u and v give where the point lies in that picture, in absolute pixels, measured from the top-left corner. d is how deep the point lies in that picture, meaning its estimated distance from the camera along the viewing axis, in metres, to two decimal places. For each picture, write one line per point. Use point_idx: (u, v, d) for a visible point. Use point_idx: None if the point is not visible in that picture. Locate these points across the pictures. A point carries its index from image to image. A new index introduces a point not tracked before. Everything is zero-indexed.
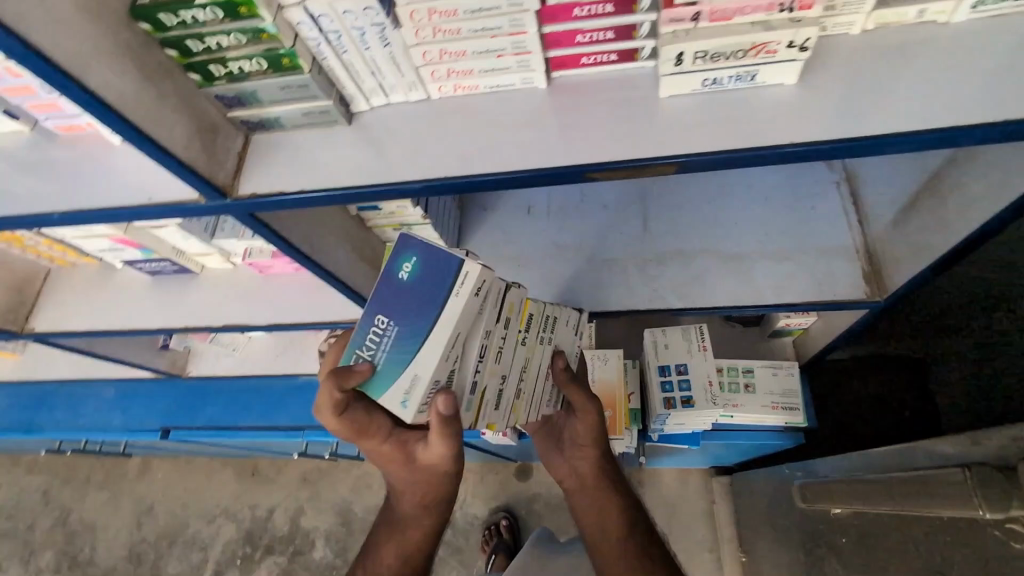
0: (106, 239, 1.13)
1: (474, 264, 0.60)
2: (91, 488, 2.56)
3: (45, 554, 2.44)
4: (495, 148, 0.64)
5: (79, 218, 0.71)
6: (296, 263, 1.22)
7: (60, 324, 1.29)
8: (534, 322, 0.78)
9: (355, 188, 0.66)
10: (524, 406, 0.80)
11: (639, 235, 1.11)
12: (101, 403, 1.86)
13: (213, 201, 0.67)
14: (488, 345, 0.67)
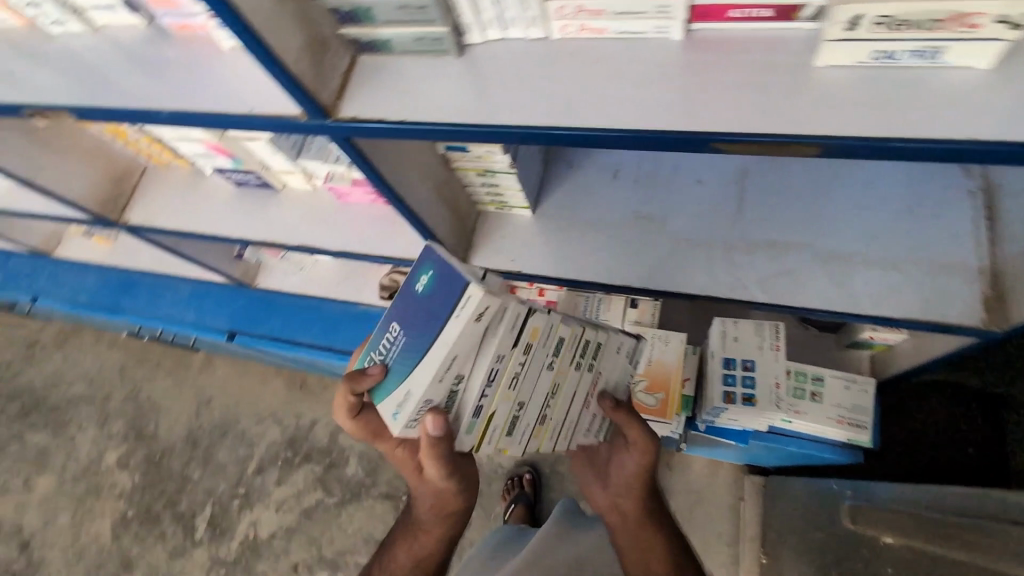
0: (201, 144, 1.16)
1: (478, 288, 0.58)
2: (159, 372, 2.78)
3: (117, 422, 2.71)
4: (612, 104, 0.59)
5: (184, 119, 0.72)
6: (373, 194, 1.22)
7: (151, 220, 1.37)
8: (565, 346, 0.76)
9: (456, 125, 0.63)
10: (550, 431, 0.80)
11: (732, 218, 1.03)
12: (177, 298, 1.98)
13: (314, 121, 0.67)
14: (502, 371, 0.66)
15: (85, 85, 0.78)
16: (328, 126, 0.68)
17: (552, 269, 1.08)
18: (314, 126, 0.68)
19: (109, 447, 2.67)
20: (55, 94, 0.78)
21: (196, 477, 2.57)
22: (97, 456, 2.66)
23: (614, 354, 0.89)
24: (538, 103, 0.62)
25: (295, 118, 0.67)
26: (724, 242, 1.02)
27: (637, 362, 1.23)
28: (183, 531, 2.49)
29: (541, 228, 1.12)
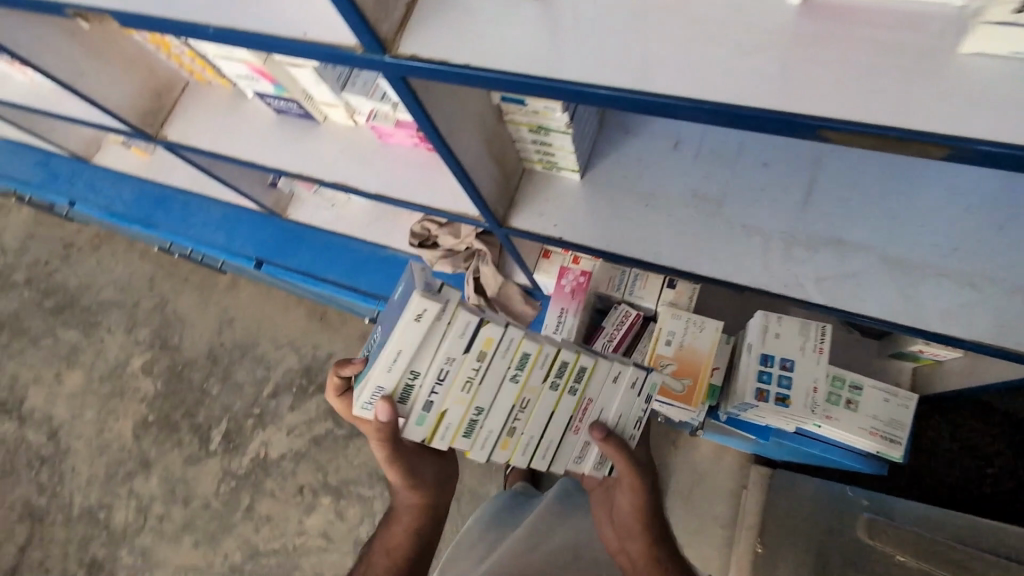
0: (245, 68, 1.12)
1: (418, 298, 0.77)
2: (187, 287, 2.83)
3: (144, 330, 2.79)
4: (710, 72, 0.54)
5: (233, 39, 0.68)
6: (416, 138, 1.17)
7: (189, 140, 1.34)
8: (531, 365, 0.90)
9: (526, 77, 0.59)
10: (519, 443, 0.96)
11: (796, 209, 0.96)
12: (209, 220, 1.98)
13: (372, 55, 0.63)
14: (452, 375, 0.85)
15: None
16: (385, 62, 0.63)
17: (595, 240, 1.02)
18: (371, 62, 0.64)
19: (135, 353, 2.76)
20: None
21: (215, 392, 2.66)
22: (123, 360, 2.76)
23: (611, 388, 1.00)
24: (619, 62, 0.57)
25: (353, 50, 0.63)
26: (784, 234, 0.95)
27: (667, 345, 1.19)
28: (199, 441, 2.61)
29: (588, 196, 1.06)
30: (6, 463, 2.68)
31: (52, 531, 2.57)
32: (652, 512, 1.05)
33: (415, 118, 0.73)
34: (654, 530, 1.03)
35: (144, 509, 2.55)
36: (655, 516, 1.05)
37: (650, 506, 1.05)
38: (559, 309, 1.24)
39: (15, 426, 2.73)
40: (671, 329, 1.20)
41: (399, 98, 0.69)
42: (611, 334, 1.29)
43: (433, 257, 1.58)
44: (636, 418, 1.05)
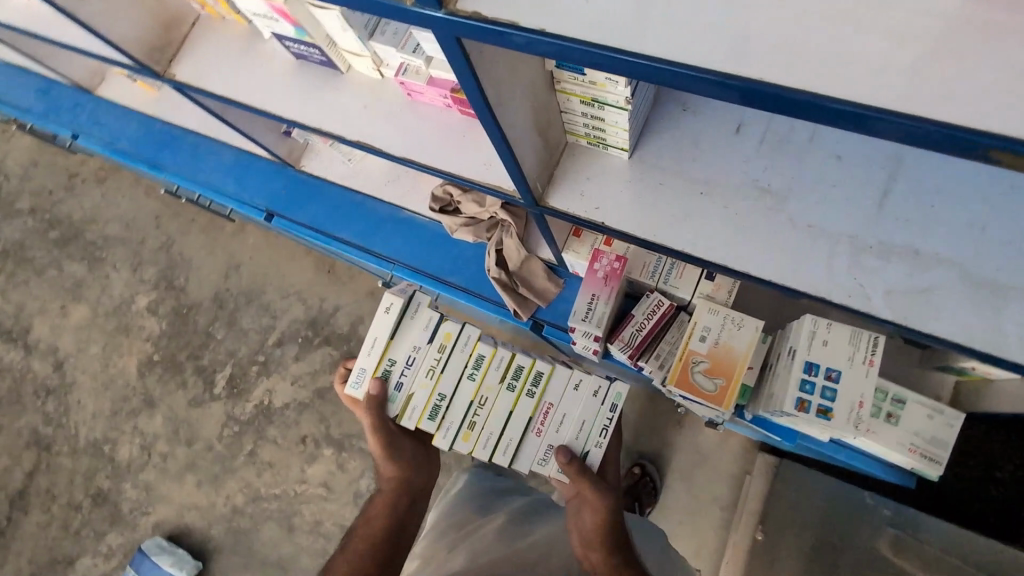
0: (264, 6, 1.00)
1: (389, 296, 1.20)
2: (193, 228, 2.75)
3: (150, 269, 2.73)
4: (841, 60, 0.46)
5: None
6: (447, 100, 1.06)
7: (199, 83, 1.23)
8: (486, 362, 1.23)
9: (612, 50, 0.50)
10: (478, 435, 1.25)
11: (869, 210, 0.86)
12: (219, 165, 1.88)
13: (420, 8, 0.53)
14: (418, 361, 1.22)
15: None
16: (438, 19, 0.53)
17: (640, 229, 0.94)
18: (418, 17, 0.54)
19: (140, 292, 2.72)
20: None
21: (220, 337, 2.63)
22: (128, 298, 2.72)
23: (575, 397, 1.25)
24: (721, 35, 0.49)
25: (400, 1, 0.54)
26: (854, 238, 0.85)
27: (701, 340, 1.13)
28: (203, 384, 2.60)
29: (635, 178, 0.96)
30: (13, 391, 2.69)
31: (58, 461, 2.60)
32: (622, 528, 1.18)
33: (463, 84, 0.64)
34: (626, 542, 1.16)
35: (149, 447, 2.57)
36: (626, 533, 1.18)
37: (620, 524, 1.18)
38: (590, 294, 1.16)
39: (21, 355, 2.72)
40: (706, 324, 1.13)
41: (448, 61, 0.60)
42: (640, 324, 1.22)
43: (455, 223, 1.51)
44: (606, 436, 1.23)
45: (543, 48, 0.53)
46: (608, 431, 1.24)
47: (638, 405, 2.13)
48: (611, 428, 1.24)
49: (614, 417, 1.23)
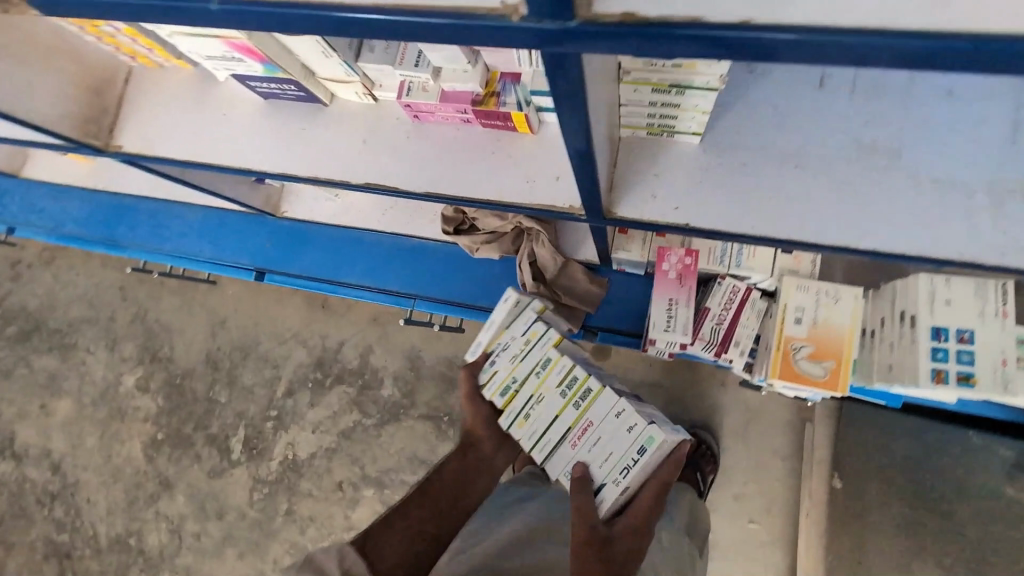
0: (220, 45, 0.80)
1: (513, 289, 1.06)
2: (165, 291, 2.50)
3: (128, 345, 2.47)
4: None
5: (296, 22, 0.43)
6: (465, 116, 0.88)
7: (155, 150, 1.00)
8: (554, 368, 0.97)
9: (815, 33, 0.35)
10: (524, 429, 0.96)
11: (998, 147, 0.73)
12: (186, 229, 1.65)
13: (539, 23, 0.38)
14: (511, 347, 1.02)
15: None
16: (558, 34, 0.39)
17: (734, 223, 0.80)
18: (536, 33, 0.39)
19: (125, 371, 2.45)
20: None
21: (224, 400, 2.37)
22: (113, 379, 2.45)
23: (615, 428, 0.91)
24: None
25: (505, 17, 0.39)
26: (991, 184, 0.73)
27: (797, 323, 1.00)
28: (218, 452, 2.33)
29: (713, 166, 0.82)
30: (13, 506, 2.43)
31: (84, 564, 2.32)
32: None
33: (563, 111, 0.50)
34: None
35: (177, 529, 2.30)
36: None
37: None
38: (668, 299, 1.02)
39: (12, 467, 2.46)
40: (799, 304, 1.01)
41: (551, 83, 0.45)
42: (719, 317, 1.10)
43: (474, 242, 1.32)
44: (637, 473, 0.87)
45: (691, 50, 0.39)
46: (643, 469, 0.88)
47: None
48: (651, 462, 0.88)
49: (651, 451, 0.87)
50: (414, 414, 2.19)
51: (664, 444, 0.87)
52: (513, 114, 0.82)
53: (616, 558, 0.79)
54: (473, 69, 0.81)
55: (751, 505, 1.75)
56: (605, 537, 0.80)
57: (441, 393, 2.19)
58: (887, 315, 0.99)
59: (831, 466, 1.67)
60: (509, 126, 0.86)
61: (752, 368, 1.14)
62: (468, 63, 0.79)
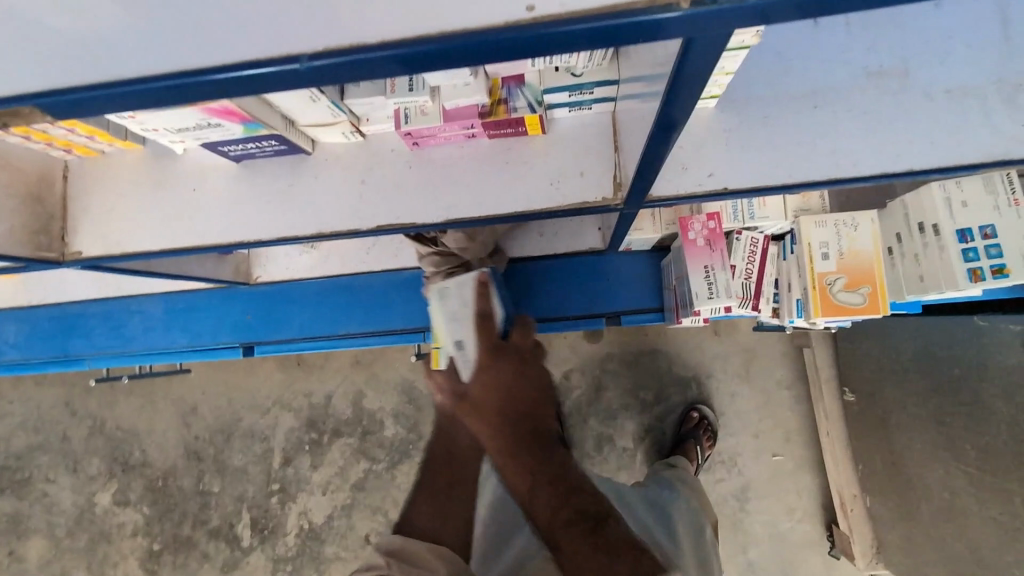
0: (195, 113, 0.72)
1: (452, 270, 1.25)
2: (117, 394, 2.19)
3: (92, 462, 2.17)
4: None
5: (392, 61, 0.41)
6: (469, 130, 0.83)
7: (124, 245, 0.89)
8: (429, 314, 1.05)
9: None
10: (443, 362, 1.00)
11: (995, 46, 0.76)
12: (151, 322, 1.50)
13: (714, 3, 0.36)
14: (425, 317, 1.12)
15: (111, 43, 0.42)
16: (738, 11, 0.37)
17: (768, 175, 0.79)
18: (696, 21, 0.37)
19: (97, 489, 2.16)
20: (92, 61, 0.42)
21: (217, 489, 2.10)
22: (86, 502, 2.16)
23: (448, 310, 0.95)
24: None
25: (672, 6, 0.37)
26: (996, 83, 0.75)
27: (826, 258, 1.02)
28: (227, 544, 2.08)
29: (734, 124, 0.80)
30: None
31: None
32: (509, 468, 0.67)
33: (683, 84, 0.48)
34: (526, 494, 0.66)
35: None
36: (521, 474, 0.66)
37: (502, 450, 0.68)
38: (704, 267, 1.03)
39: None
40: (822, 240, 1.03)
41: (688, 56, 0.43)
42: (747, 271, 1.12)
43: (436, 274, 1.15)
44: (454, 327, 0.93)
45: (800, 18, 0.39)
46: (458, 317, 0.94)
47: (713, 327, 1.90)
48: (456, 308, 0.95)
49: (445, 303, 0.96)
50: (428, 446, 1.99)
51: (450, 290, 0.97)
52: (527, 118, 0.78)
53: (489, 409, 0.70)
54: (476, 80, 0.77)
55: (771, 440, 1.85)
56: (468, 403, 0.72)
57: None
58: (901, 230, 1.03)
59: (839, 382, 1.75)
60: (521, 131, 0.82)
61: (778, 312, 1.16)
62: (471, 75, 0.75)
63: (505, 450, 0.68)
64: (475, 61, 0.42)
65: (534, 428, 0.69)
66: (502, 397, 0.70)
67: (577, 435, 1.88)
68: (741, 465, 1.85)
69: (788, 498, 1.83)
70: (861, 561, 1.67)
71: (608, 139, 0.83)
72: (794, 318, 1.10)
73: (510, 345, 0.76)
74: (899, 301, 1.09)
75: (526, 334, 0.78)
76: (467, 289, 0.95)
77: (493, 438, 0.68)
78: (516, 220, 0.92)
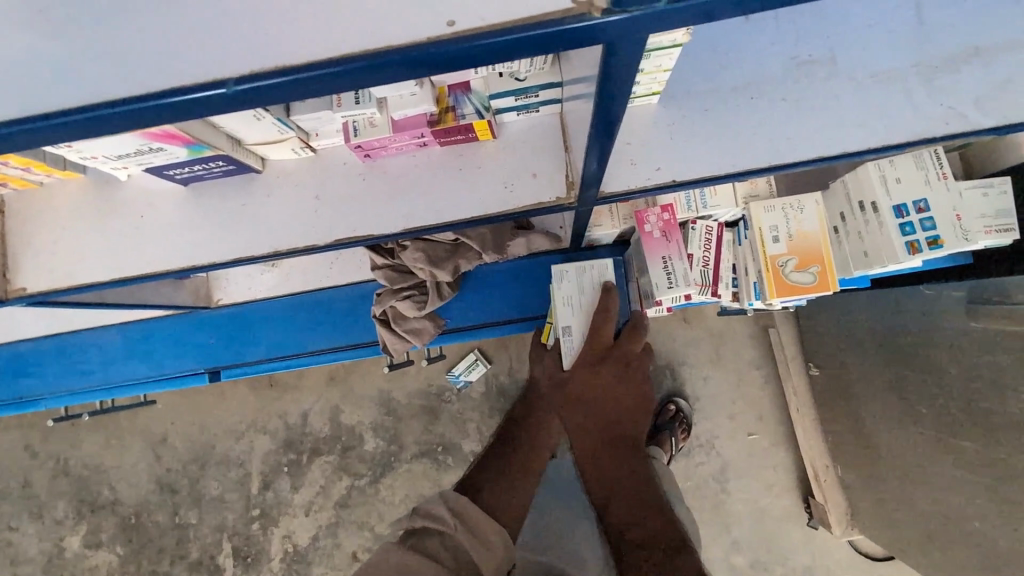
0: (135, 139, 0.71)
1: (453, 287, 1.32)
2: (79, 432, 2.09)
3: (58, 505, 2.08)
4: None
5: (316, 81, 0.42)
6: (420, 139, 0.83)
7: (72, 278, 0.85)
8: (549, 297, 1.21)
9: None
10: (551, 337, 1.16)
11: (911, 33, 0.81)
12: (109, 354, 1.46)
13: (625, 11, 0.39)
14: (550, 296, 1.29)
15: (36, 78, 0.42)
16: (650, 15, 0.40)
17: (714, 166, 0.81)
18: (614, 27, 0.40)
19: (66, 533, 2.07)
20: (12, 94, 0.42)
21: (195, 521, 2.04)
22: (54, 547, 2.07)
23: (567, 292, 1.09)
24: None
25: (586, 15, 0.39)
26: (915, 66, 0.80)
27: (777, 241, 1.06)
28: None
29: (676, 118, 0.83)
30: None
31: None
32: (591, 463, 0.80)
33: (611, 85, 0.51)
34: (602, 495, 0.77)
35: None
36: (608, 470, 0.79)
37: (600, 438, 0.82)
38: (662, 258, 1.06)
39: None
40: (772, 223, 1.07)
41: (607, 61, 0.46)
42: (704, 259, 1.15)
43: (387, 292, 1.29)
44: (568, 309, 1.07)
45: (711, 16, 0.42)
46: (571, 303, 1.08)
47: (681, 315, 1.94)
48: (573, 292, 1.09)
49: (561, 285, 1.10)
50: (410, 456, 1.98)
51: (569, 273, 1.11)
52: (475, 123, 0.79)
53: (589, 406, 0.86)
54: (421, 90, 0.77)
55: (745, 421, 1.90)
56: (574, 392, 0.89)
57: (428, 426, 1.99)
58: (844, 209, 1.08)
59: (804, 358, 1.82)
60: (470, 136, 0.83)
61: (738, 296, 1.20)
62: (416, 85, 0.76)
63: (602, 435, 0.82)
64: (403, 77, 0.43)
65: (628, 433, 0.83)
66: (609, 400, 0.87)
67: None
68: (718, 447, 1.91)
69: (765, 474, 1.89)
70: (837, 528, 1.74)
71: (557, 140, 0.85)
72: (752, 300, 1.14)
73: (618, 353, 0.94)
74: (848, 277, 1.14)
75: (636, 340, 0.95)
76: (586, 279, 1.10)
77: (597, 427, 0.83)
78: (476, 226, 0.92)
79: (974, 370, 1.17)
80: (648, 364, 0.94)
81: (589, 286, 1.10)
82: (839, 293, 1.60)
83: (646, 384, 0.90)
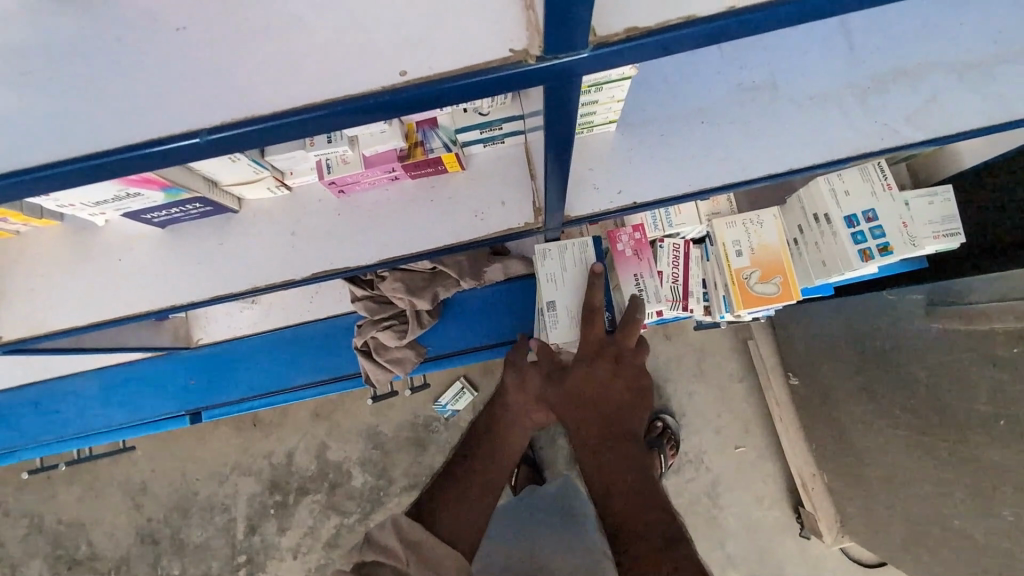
0: (113, 185, 0.73)
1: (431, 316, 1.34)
2: (54, 486, 2.03)
3: (34, 564, 2.00)
4: None
5: (270, 132, 0.46)
6: (393, 173, 0.87)
7: (46, 325, 0.85)
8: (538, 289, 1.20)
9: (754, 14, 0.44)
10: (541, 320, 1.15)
11: (844, 60, 0.87)
12: (86, 401, 1.44)
13: (555, 59, 0.43)
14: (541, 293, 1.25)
15: (23, 140, 0.45)
16: (581, 60, 0.44)
17: (671, 187, 0.85)
18: (548, 70, 0.44)
19: None
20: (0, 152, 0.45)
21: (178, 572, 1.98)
22: None
23: (551, 268, 1.07)
24: None
25: (522, 62, 0.44)
26: (849, 87, 0.86)
27: (740, 255, 1.11)
28: None
29: (633, 145, 0.88)
30: None
31: None
32: (594, 463, 0.83)
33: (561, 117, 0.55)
34: (603, 491, 0.81)
35: None
36: (609, 467, 0.82)
37: (599, 437, 0.85)
38: (634, 275, 1.10)
39: None
40: (734, 238, 1.12)
41: (550, 99, 0.51)
42: (674, 276, 1.18)
43: (368, 324, 1.30)
44: (552, 287, 1.05)
45: (641, 57, 0.46)
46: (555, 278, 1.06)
47: (661, 333, 1.98)
48: (556, 271, 1.06)
49: (544, 263, 1.07)
50: (399, 489, 1.95)
51: (551, 252, 1.08)
52: (444, 157, 0.83)
53: (585, 405, 0.87)
54: (391, 128, 0.81)
55: (730, 434, 1.93)
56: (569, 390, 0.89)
57: (417, 457, 1.98)
58: (801, 222, 1.14)
59: (782, 368, 1.85)
60: (440, 169, 0.87)
61: (709, 310, 1.23)
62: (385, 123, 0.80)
63: (601, 434, 0.85)
64: (360, 122, 0.47)
65: (626, 431, 0.86)
66: (605, 398, 0.87)
67: (549, 453, 1.79)
68: (707, 462, 1.92)
69: (755, 486, 1.91)
70: (827, 536, 1.75)
71: (523, 168, 0.89)
72: (723, 313, 1.18)
73: (612, 347, 0.92)
74: (811, 286, 1.19)
75: (629, 335, 0.94)
76: (569, 256, 1.07)
77: (595, 426, 0.86)
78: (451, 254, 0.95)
79: (936, 370, 1.22)
80: (643, 357, 0.93)
81: (573, 263, 1.07)
82: (808, 303, 1.66)
83: (641, 377, 0.90)
